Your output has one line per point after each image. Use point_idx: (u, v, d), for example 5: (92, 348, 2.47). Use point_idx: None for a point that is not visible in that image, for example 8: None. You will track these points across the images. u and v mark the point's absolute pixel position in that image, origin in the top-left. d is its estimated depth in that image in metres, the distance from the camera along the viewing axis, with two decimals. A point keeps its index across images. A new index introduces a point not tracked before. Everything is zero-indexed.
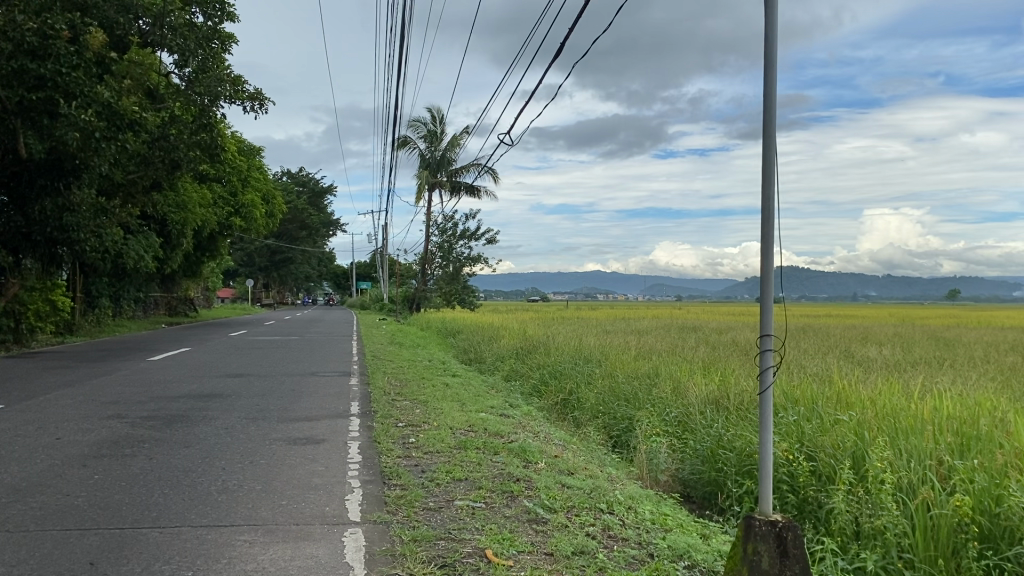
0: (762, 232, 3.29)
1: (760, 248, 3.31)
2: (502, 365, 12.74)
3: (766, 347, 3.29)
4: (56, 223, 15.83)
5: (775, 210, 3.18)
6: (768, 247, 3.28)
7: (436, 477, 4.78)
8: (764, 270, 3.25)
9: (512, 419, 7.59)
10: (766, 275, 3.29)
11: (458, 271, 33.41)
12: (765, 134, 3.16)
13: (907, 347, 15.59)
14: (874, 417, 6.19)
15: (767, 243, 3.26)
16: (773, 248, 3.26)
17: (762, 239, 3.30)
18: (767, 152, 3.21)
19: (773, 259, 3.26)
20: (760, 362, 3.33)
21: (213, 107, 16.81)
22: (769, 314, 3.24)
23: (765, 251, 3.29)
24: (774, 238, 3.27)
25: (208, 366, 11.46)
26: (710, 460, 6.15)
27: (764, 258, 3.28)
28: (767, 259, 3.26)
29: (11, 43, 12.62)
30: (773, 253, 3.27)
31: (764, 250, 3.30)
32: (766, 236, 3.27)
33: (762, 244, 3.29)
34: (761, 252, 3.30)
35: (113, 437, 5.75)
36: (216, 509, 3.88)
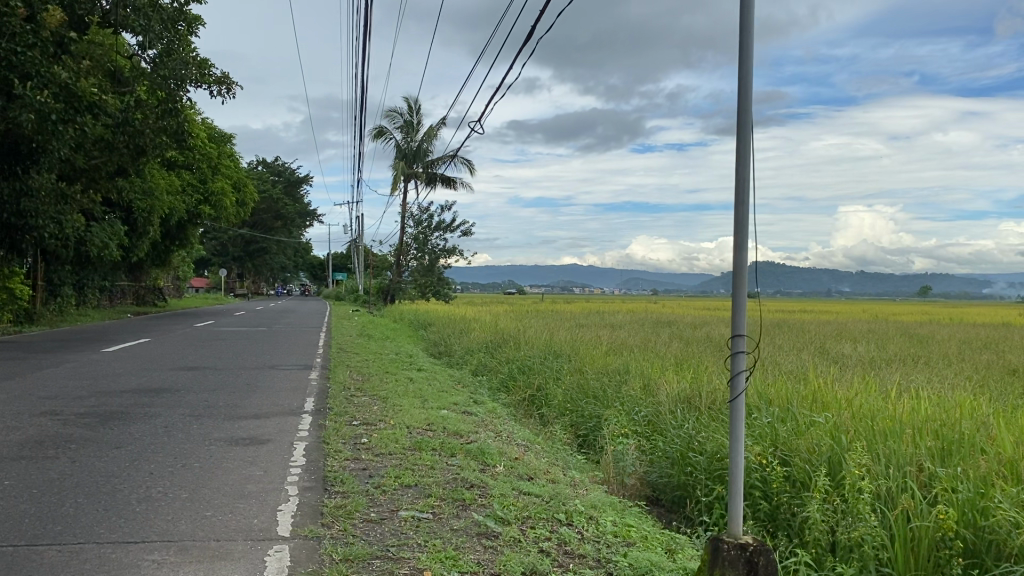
0: (734, 220, 2.99)
1: (733, 244, 3.01)
2: (472, 359, 12.40)
3: (739, 353, 2.97)
4: (14, 208, 15.18)
5: (747, 207, 2.91)
6: (741, 241, 2.97)
7: (383, 483, 4.41)
8: (737, 266, 2.97)
9: (475, 416, 7.24)
10: (739, 271, 3.00)
11: (433, 263, 33.02)
12: (739, 135, 2.97)
13: (881, 343, 15.41)
14: (851, 418, 5.90)
15: (739, 234, 2.96)
16: (746, 242, 2.95)
17: (734, 229, 3.00)
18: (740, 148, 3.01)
19: (746, 254, 2.96)
20: (731, 366, 2.99)
21: (180, 92, 16.05)
22: (741, 316, 2.92)
23: (737, 243, 2.99)
24: (747, 231, 2.97)
25: (163, 358, 10.99)
26: (679, 463, 5.84)
27: (736, 253, 2.98)
28: (739, 253, 2.97)
29: None
30: (746, 247, 2.97)
31: (736, 242, 3.00)
32: (739, 230, 2.96)
33: (735, 234, 2.99)
34: (733, 242, 3.00)
35: (39, 436, 5.31)
36: (128, 521, 3.51)
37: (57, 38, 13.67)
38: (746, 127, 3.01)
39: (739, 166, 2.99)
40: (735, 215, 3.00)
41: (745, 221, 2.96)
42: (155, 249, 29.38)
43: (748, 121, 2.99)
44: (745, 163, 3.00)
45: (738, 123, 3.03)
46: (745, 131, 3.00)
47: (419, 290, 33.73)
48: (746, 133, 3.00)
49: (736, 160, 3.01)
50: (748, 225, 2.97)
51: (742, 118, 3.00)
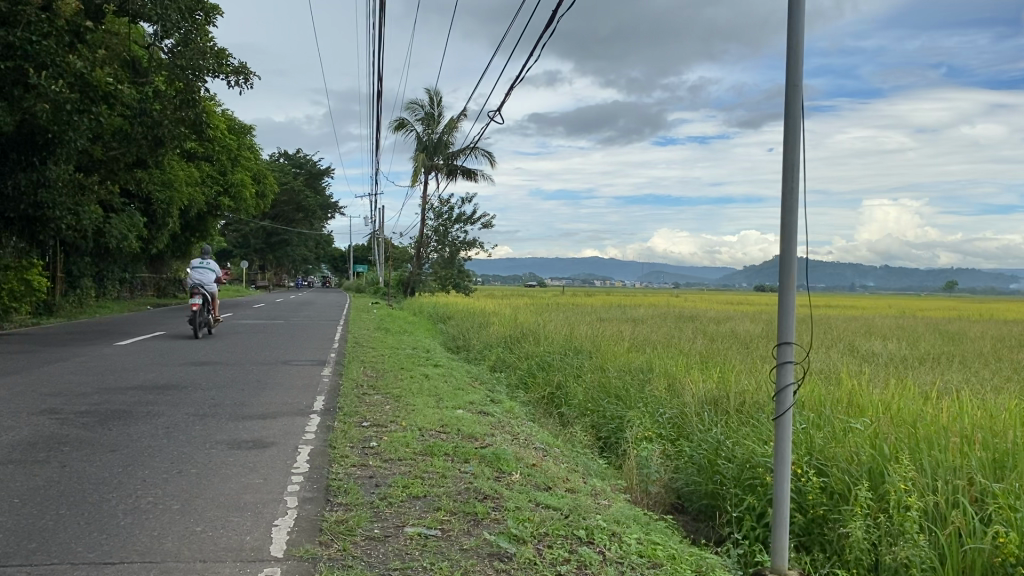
0: (782, 212, 2.93)
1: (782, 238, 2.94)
2: (490, 354, 12.12)
3: (786, 360, 2.91)
4: (31, 200, 14.96)
5: (797, 194, 2.87)
6: (790, 235, 2.91)
7: (389, 495, 4.09)
8: (786, 260, 2.88)
9: (491, 416, 6.94)
10: (787, 265, 2.90)
11: (453, 255, 32.81)
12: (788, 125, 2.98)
13: (914, 340, 14.96)
14: (891, 423, 5.54)
15: (789, 224, 2.89)
16: (795, 236, 2.89)
17: (782, 222, 2.94)
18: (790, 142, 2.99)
19: (794, 251, 2.89)
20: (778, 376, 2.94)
21: (198, 82, 15.92)
22: (790, 315, 2.85)
23: (785, 239, 2.92)
24: (796, 222, 2.90)
25: (175, 352, 10.77)
26: (707, 470, 5.53)
27: (785, 247, 2.91)
28: (788, 249, 2.90)
29: None
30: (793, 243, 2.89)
31: (785, 234, 2.93)
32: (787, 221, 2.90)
33: (783, 230, 2.92)
34: (781, 236, 2.93)
35: (33, 437, 5.07)
36: (110, 537, 3.23)
37: (72, 27, 13.24)
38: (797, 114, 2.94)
39: (789, 154, 2.91)
40: (783, 206, 2.93)
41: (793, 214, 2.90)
42: (175, 241, 29.33)
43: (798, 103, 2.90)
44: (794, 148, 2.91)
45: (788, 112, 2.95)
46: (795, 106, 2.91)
47: (440, 283, 33.51)
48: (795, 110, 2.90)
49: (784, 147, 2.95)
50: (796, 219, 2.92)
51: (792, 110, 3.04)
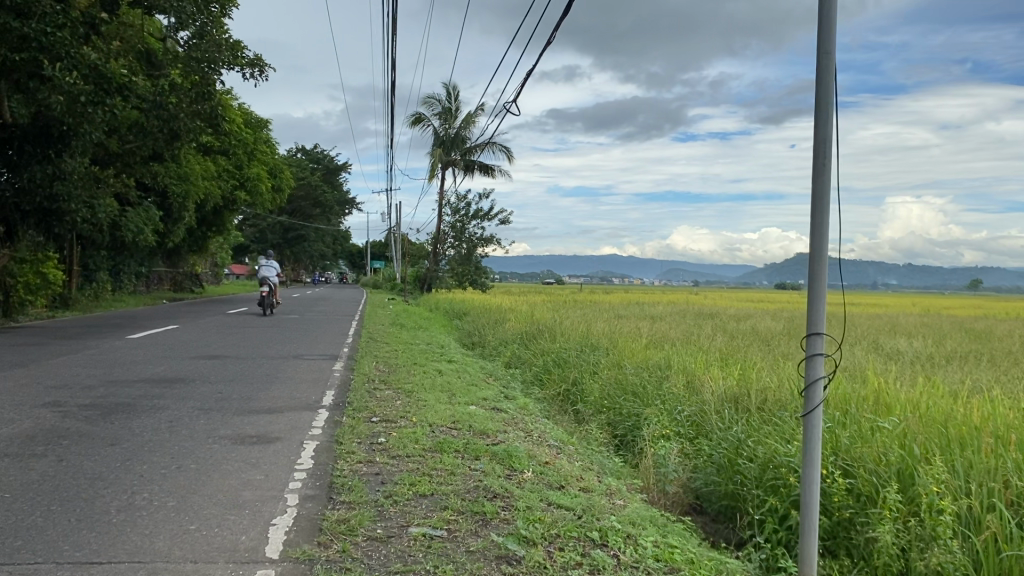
0: (812, 199, 2.73)
1: (811, 229, 2.72)
2: (505, 350, 11.94)
3: (817, 352, 2.72)
4: (46, 193, 14.96)
5: (828, 181, 2.66)
6: (820, 227, 2.69)
7: (395, 493, 3.92)
8: (815, 251, 2.68)
9: (504, 413, 6.77)
10: (817, 260, 2.70)
11: (471, 252, 32.65)
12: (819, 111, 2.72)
13: (938, 339, 14.62)
14: (920, 423, 5.30)
15: (818, 213, 2.70)
16: (826, 227, 2.68)
17: (811, 216, 2.72)
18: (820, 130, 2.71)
19: (824, 244, 2.68)
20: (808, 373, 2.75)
21: (213, 76, 15.83)
22: (820, 304, 2.67)
23: (814, 231, 2.71)
24: (826, 216, 2.69)
25: (186, 346, 10.66)
26: (727, 469, 5.36)
27: (814, 240, 2.70)
28: (818, 241, 2.70)
29: None
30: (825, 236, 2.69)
31: (815, 224, 2.73)
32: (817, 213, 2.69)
33: (812, 221, 2.72)
34: (810, 226, 2.72)
35: (32, 431, 4.94)
36: (99, 536, 3.08)
37: (87, 18, 13.08)
38: (828, 90, 2.70)
39: (820, 136, 2.69)
40: (812, 200, 2.72)
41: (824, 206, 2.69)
42: (192, 235, 29.38)
43: (830, 79, 2.67)
44: (827, 133, 2.69)
45: (818, 92, 2.72)
46: (826, 80, 2.69)
47: (457, 279, 33.36)
48: (826, 85, 2.69)
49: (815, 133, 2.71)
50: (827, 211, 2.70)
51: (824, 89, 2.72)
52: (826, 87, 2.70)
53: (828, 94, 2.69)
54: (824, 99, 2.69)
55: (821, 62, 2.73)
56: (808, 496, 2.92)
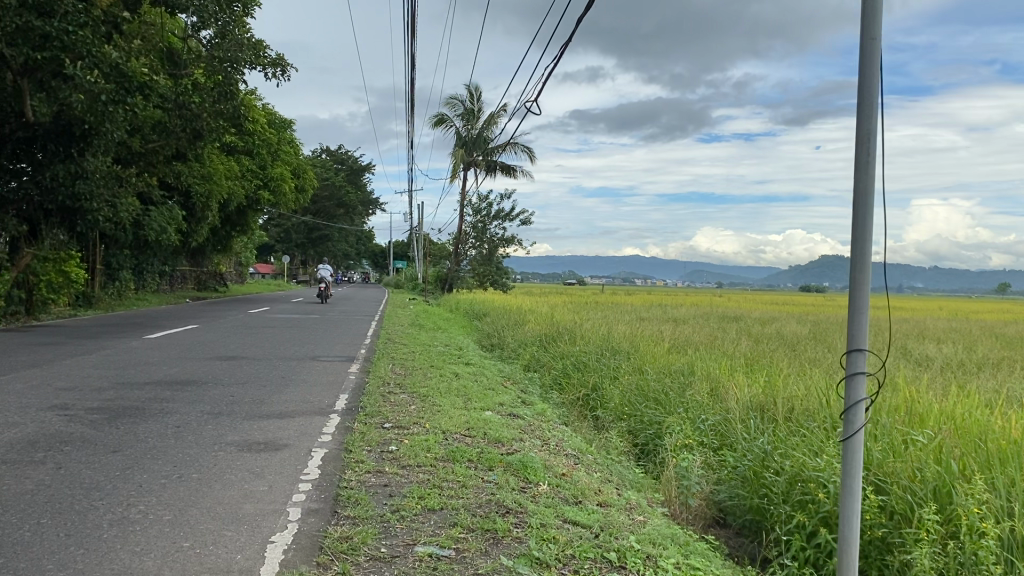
0: (852, 205, 2.51)
1: (852, 238, 2.51)
2: (524, 352, 11.76)
3: (857, 371, 2.50)
4: (68, 191, 14.77)
5: (871, 183, 2.45)
6: (862, 234, 2.48)
7: (403, 507, 3.73)
8: (858, 257, 2.47)
9: (521, 419, 6.58)
10: (859, 271, 2.48)
11: (492, 252, 32.50)
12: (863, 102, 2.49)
13: (969, 344, 14.22)
14: (956, 436, 5.05)
15: (860, 219, 2.48)
16: (869, 231, 2.47)
17: (852, 222, 2.51)
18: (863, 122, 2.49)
19: (868, 251, 2.46)
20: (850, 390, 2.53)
21: (235, 75, 15.64)
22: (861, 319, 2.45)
23: (856, 239, 2.49)
24: (868, 227, 2.47)
25: (203, 347, 10.57)
26: (752, 483, 5.15)
27: (855, 249, 2.48)
28: (859, 248, 2.48)
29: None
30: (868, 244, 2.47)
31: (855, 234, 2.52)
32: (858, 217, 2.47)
33: (853, 228, 2.51)
34: (852, 232, 2.50)
35: (33, 435, 4.80)
36: (86, 553, 2.93)
37: (109, 18, 13.03)
38: (873, 82, 2.47)
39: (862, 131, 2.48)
40: (854, 203, 2.50)
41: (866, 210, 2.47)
42: (216, 235, 29.46)
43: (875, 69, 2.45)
44: (869, 127, 2.48)
45: (861, 83, 2.49)
46: (872, 69, 2.47)
47: (478, 280, 33.24)
48: (872, 77, 2.47)
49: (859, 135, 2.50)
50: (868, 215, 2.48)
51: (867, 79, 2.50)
52: (872, 79, 2.47)
53: (872, 87, 2.47)
54: (869, 91, 2.48)
55: (865, 49, 2.50)
56: (847, 530, 2.69)
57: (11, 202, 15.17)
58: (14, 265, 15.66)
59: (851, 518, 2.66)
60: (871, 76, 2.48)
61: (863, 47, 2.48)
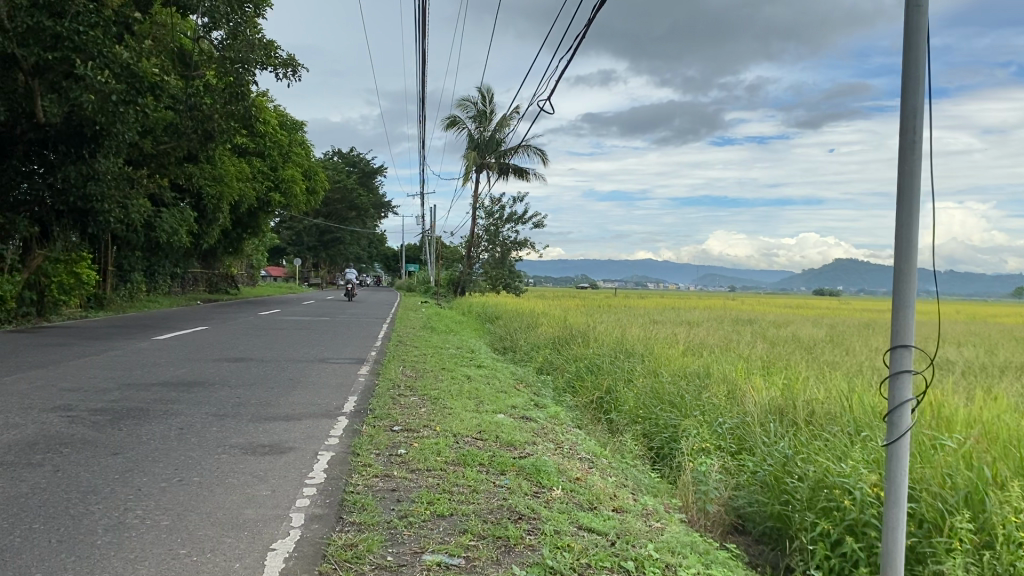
0: (896, 195, 2.36)
1: (896, 228, 2.36)
2: (536, 355, 11.59)
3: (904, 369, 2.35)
4: (79, 193, 14.73)
5: (917, 166, 2.31)
6: (908, 224, 2.33)
7: (411, 513, 3.58)
8: (903, 252, 2.32)
9: (533, 422, 6.43)
10: (905, 266, 2.33)
11: (504, 255, 32.33)
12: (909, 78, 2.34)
13: (991, 348, 13.93)
14: (986, 440, 4.85)
15: (905, 208, 2.32)
16: (915, 220, 2.32)
17: (896, 209, 2.36)
18: (910, 99, 2.34)
19: (915, 240, 2.31)
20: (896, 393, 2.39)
21: (247, 75, 15.48)
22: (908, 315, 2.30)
23: (901, 229, 2.35)
24: (914, 216, 2.32)
25: (212, 348, 10.46)
26: (773, 489, 4.98)
27: (900, 241, 2.34)
28: (905, 238, 2.33)
29: None
30: (915, 231, 2.32)
31: (899, 225, 2.37)
32: (904, 202, 2.33)
33: (898, 219, 2.36)
34: (897, 224, 2.36)
35: (32, 437, 4.68)
36: (76, 561, 2.80)
37: (121, 19, 12.84)
38: (919, 56, 2.32)
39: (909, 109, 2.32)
40: (899, 188, 2.35)
41: (911, 195, 2.32)
42: (227, 237, 29.44)
43: (922, 44, 2.30)
44: (917, 104, 2.32)
45: (907, 59, 2.34)
46: (917, 42, 2.32)
47: (490, 283, 33.08)
48: (918, 49, 2.32)
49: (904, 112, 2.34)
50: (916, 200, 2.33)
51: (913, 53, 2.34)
52: (918, 53, 2.33)
53: (919, 60, 2.32)
54: (915, 65, 2.33)
55: (911, 19, 2.35)
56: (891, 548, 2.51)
57: (24, 204, 15.32)
58: (25, 266, 15.64)
59: (896, 534, 2.49)
60: (916, 50, 2.33)
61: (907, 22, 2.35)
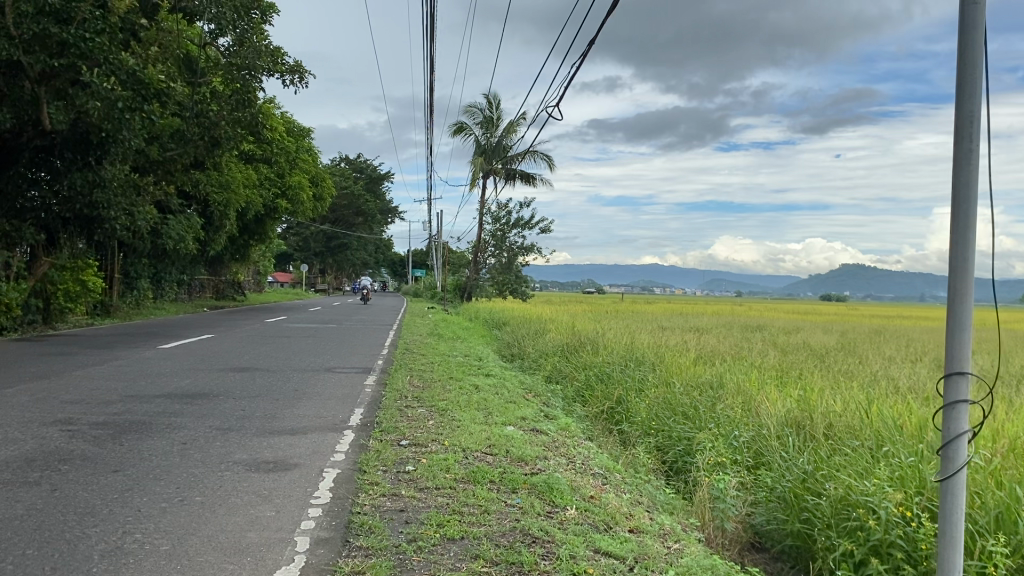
0: (952, 208, 2.22)
1: (952, 243, 2.22)
2: (545, 363, 11.45)
3: (959, 399, 2.22)
4: (86, 200, 14.69)
5: (970, 174, 2.17)
6: (963, 237, 2.20)
7: (420, 536, 3.43)
8: (959, 270, 2.18)
9: (544, 434, 6.28)
10: (960, 283, 2.19)
11: (511, 261, 32.21)
12: (966, 78, 2.19)
13: (1006, 355, 13.74)
14: (1014, 455, 4.69)
15: (961, 218, 2.19)
16: (972, 231, 2.17)
17: (951, 222, 2.22)
18: (965, 102, 2.19)
19: (970, 254, 2.18)
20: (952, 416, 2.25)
21: (253, 82, 15.69)
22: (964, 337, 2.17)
23: (956, 242, 2.21)
24: (972, 227, 2.18)
25: (218, 357, 10.34)
26: (791, 506, 4.82)
27: (955, 256, 2.20)
28: (960, 254, 2.19)
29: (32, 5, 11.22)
30: (971, 245, 2.18)
31: (955, 239, 2.22)
32: (961, 213, 2.19)
33: (955, 231, 2.21)
34: (951, 240, 2.23)
35: (30, 453, 4.55)
36: None
37: (127, 25, 12.76)
38: (975, 58, 2.19)
39: (965, 114, 2.18)
40: (953, 200, 2.22)
41: (969, 205, 2.17)
42: (234, 243, 29.38)
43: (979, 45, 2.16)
44: (974, 106, 2.18)
45: (963, 60, 2.20)
46: (974, 43, 2.18)
47: (497, 289, 32.97)
48: (975, 51, 2.18)
49: (959, 116, 2.20)
50: (974, 210, 2.18)
51: (969, 51, 2.20)
52: (974, 53, 2.18)
53: (977, 61, 2.18)
54: (971, 66, 2.19)
55: (965, 19, 2.22)
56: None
57: (29, 211, 15.16)
58: (31, 274, 15.56)
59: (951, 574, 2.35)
60: (973, 48, 2.18)
61: (962, 25, 2.22)
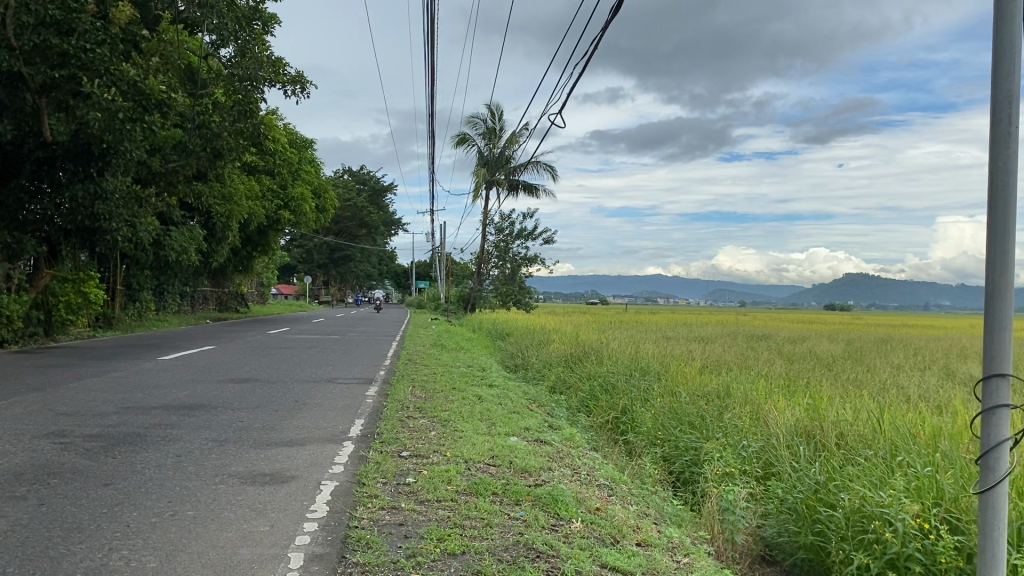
0: (990, 197, 2.11)
1: (988, 238, 2.11)
2: (549, 373, 11.31)
3: (1001, 404, 2.10)
4: (87, 212, 14.62)
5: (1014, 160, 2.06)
6: (1002, 230, 2.08)
7: (420, 551, 3.30)
8: (999, 264, 2.06)
9: (548, 445, 6.14)
10: (1000, 280, 2.07)
11: (515, 271, 31.88)
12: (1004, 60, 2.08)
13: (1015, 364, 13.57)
14: None
15: (1001, 207, 2.07)
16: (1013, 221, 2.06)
17: (989, 215, 2.11)
18: (1005, 85, 2.08)
19: (1010, 246, 2.06)
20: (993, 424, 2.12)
21: (255, 92, 15.56)
22: (1006, 335, 2.05)
23: (994, 235, 2.10)
24: (1011, 217, 2.06)
25: (217, 369, 10.20)
26: (803, 517, 4.67)
27: (992, 252, 2.09)
28: (997, 248, 2.08)
29: (33, 17, 11.21)
30: (1014, 234, 2.06)
31: (991, 235, 2.12)
32: (1000, 201, 2.08)
33: (992, 225, 2.10)
34: (988, 235, 2.11)
35: (20, 467, 4.42)
36: None
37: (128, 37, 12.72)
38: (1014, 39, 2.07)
39: (1004, 97, 2.07)
40: (992, 191, 2.11)
41: (1009, 193, 2.07)
42: (236, 255, 29.32)
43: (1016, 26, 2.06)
44: (1013, 88, 2.07)
45: (999, 43, 2.10)
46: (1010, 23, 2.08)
47: (500, 299, 32.81)
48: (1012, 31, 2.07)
49: (998, 101, 2.10)
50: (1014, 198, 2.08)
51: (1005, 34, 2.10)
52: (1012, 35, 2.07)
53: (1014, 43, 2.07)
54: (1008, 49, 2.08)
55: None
56: None
57: (32, 223, 14.99)
58: (32, 287, 15.47)
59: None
60: (1010, 29, 2.08)
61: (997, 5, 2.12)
